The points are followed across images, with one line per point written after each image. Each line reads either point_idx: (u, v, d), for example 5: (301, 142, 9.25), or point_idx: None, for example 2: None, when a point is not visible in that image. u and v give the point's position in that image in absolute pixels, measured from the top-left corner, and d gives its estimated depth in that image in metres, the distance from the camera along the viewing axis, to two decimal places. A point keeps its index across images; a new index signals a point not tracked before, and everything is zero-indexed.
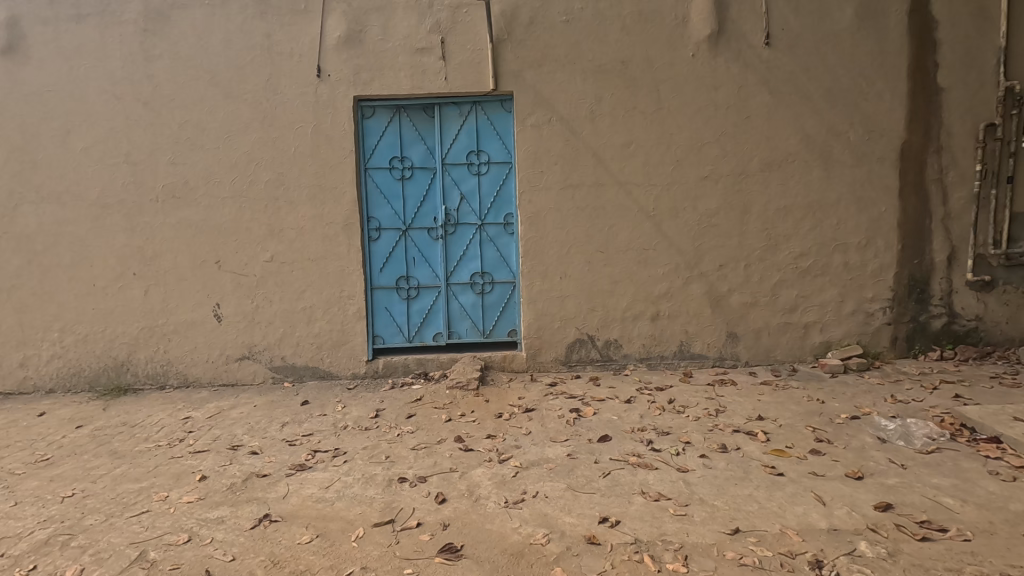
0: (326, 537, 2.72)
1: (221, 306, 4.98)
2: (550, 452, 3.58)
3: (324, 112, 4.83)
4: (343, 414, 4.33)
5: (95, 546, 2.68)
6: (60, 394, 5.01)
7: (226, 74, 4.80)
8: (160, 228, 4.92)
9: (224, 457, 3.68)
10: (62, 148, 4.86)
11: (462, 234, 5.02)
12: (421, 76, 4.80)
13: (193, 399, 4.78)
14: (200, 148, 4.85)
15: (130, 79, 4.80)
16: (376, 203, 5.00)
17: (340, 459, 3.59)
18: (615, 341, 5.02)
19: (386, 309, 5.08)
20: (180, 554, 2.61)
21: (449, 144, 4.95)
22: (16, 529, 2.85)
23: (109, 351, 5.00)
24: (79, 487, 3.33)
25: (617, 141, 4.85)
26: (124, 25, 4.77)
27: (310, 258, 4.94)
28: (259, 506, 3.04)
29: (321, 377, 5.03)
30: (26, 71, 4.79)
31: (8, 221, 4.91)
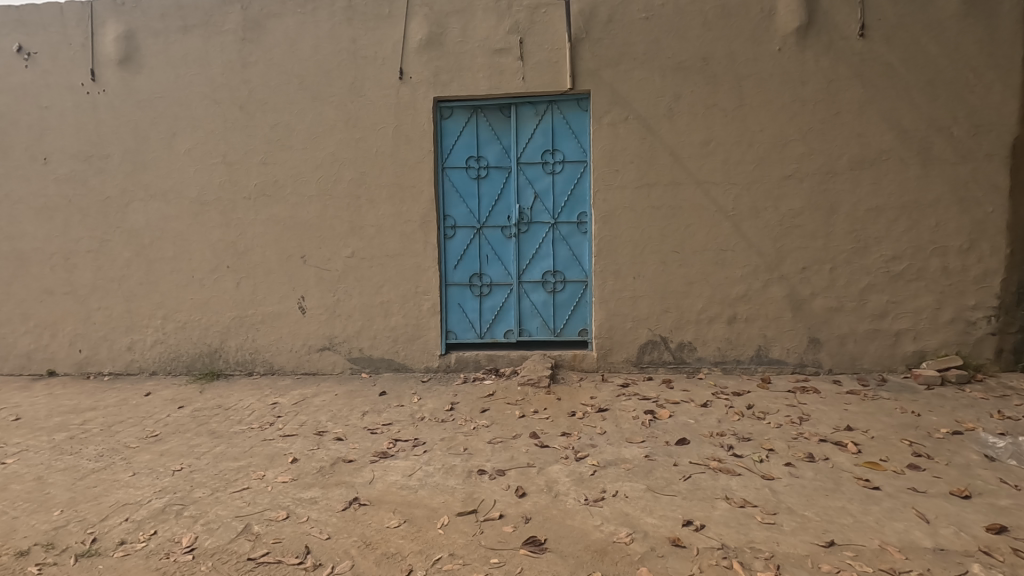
0: (413, 522, 2.83)
1: (305, 298, 5.24)
2: (626, 452, 3.56)
3: (405, 113, 4.99)
4: (419, 406, 4.46)
5: (205, 517, 2.90)
6: (161, 376, 5.44)
7: (314, 77, 5.05)
8: (252, 224, 5.24)
9: (312, 442, 3.87)
10: (168, 150, 5.26)
11: (534, 232, 5.05)
12: (499, 76, 4.88)
13: (279, 385, 5.07)
14: (289, 149, 5.13)
15: (229, 84, 5.14)
16: (452, 202, 5.12)
17: (420, 449, 3.70)
18: (689, 344, 4.92)
19: (459, 305, 5.18)
20: (281, 529, 2.78)
21: (524, 143, 5.00)
22: (137, 497, 3.13)
23: (204, 338, 5.38)
24: (186, 462, 3.61)
25: (696, 139, 4.74)
26: (224, 35, 5.11)
27: (388, 254, 5.13)
28: (348, 489, 3.19)
29: (396, 369, 5.20)
30: (139, 79, 5.23)
31: (120, 216, 5.37)
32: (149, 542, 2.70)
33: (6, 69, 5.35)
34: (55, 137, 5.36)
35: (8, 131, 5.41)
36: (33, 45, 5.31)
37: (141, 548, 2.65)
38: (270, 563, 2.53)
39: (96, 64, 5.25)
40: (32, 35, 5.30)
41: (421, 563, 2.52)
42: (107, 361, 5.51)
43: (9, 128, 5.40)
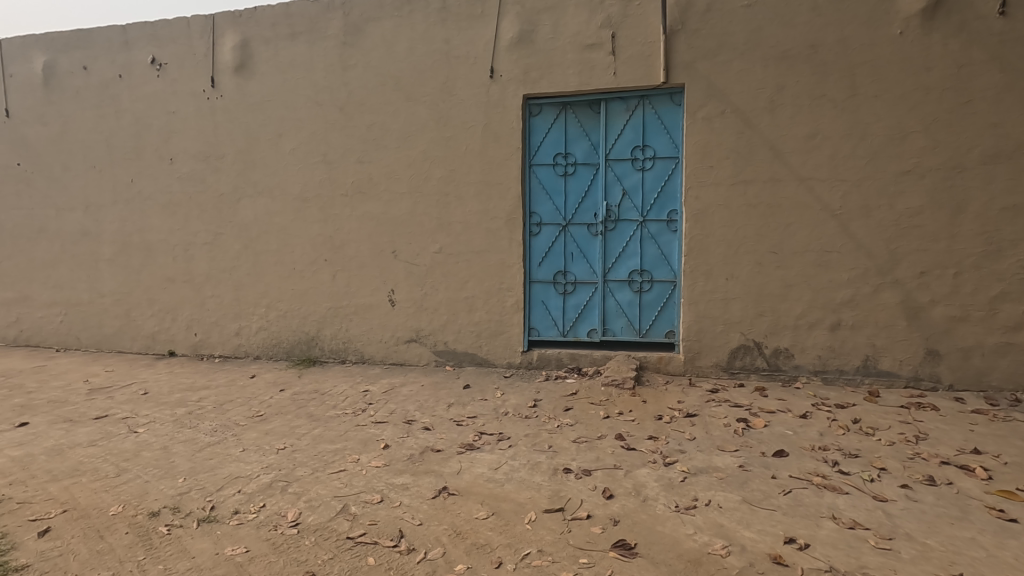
0: (500, 515, 2.86)
1: (394, 291, 5.45)
2: (718, 461, 3.40)
3: (494, 111, 5.05)
4: (503, 401, 4.50)
5: (307, 494, 3.09)
6: (263, 360, 5.86)
7: (409, 78, 5.22)
8: (348, 220, 5.51)
9: (401, 429, 4.02)
10: (275, 149, 5.64)
11: (622, 230, 4.94)
12: (589, 72, 4.81)
13: (369, 374, 5.31)
14: (384, 148, 5.34)
15: (330, 87, 5.43)
16: (538, 199, 5.11)
17: (505, 444, 3.73)
18: (785, 350, 4.63)
19: (543, 303, 5.17)
20: (376, 512, 2.90)
21: (613, 140, 4.91)
22: (247, 471, 3.39)
23: (302, 326, 5.73)
24: (287, 442, 3.85)
25: (800, 133, 4.45)
26: (327, 40, 5.39)
27: (474, 251, 5.21)
28: (437, 478, 3.27)
29: (478, 363, 5.29)
30: (252, 84, 5.64)
31: (233, 211, 5.82)
32: (259, 514, 2.90)
33: (141, 79, 5.96)
34: (179, 139, 5.91)
35: (141, 134, 6.02)
36: (164, 57, 5.87)
37: (253, 519, 2.86)
38: (367, 543, 2.64)
39: (215, 72, 5.72)
40: (162, 47, 5.87)
41: (510, 556, 2.53)
42: (217, 345, 6.00)
43: (143, 132, 6.01)
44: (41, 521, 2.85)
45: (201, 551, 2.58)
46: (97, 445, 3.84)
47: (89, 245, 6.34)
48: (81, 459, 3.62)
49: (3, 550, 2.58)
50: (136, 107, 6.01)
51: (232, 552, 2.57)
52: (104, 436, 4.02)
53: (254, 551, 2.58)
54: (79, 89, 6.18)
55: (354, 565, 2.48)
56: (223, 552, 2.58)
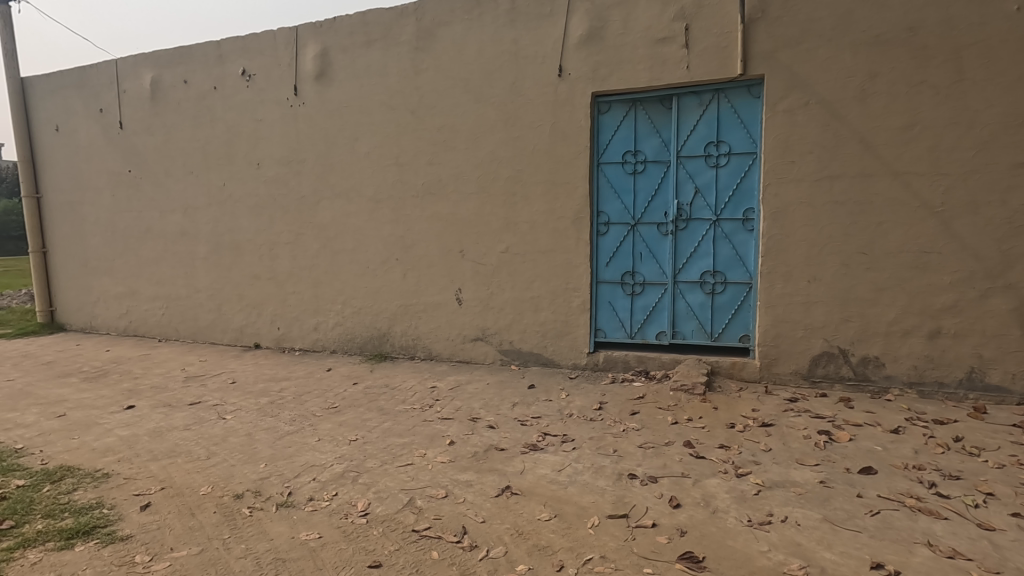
0: (563, 518, 2.83)
1: (462, 290, 5.54)
2: (796, 475, 3.20)
3: (562, 110, 5.01)
4: (568, 402, 4.46)
5: (376, 486, 3.20)
6: (339, 354, 6.14)
7: (478, 80, 5.28)
8: (418, 220, 5.66)
9: (467, 427, 4.08)
10: (351, 153, 5.89)
11: (694, 230, 4.76)
12: (661, 66, 4.66)
13: (437, 370, 5.43)
14: (453, 149, 5.44)
15: (403, 92, 5.59)
16: (606, 198, 5.02)
17: (569, 446, 3.70)
18: (875, 359, 4.29)
19: (610, 303, 5.08)
20: (440, 507, 2.96)
21: (686, 136, 4.73)
22: (321, 460, 3.56)
23: (374, 322, 5.96)
24: (359, 434, 4.02)
25: (895, 124, 4.10)
26: (400, 46, 5.56)
27: (540, 251, 5.21)
28: (500, 477, 3.29)
29: (543, 364, 5.27)
30: (330, 92, 5.92)
31: (313, 212, 6.14)
32: (331, 502, 3.04)
33: (233, 90, 6.41)
34: (266, 145, 6.30)
35: (232, 141, 6.48)
36: (253, 68, 6.28)
37: (325, 506, 3.00)
38: (432, 537, 2.69)
39: (298, 81, 6.05)
40: (252, 59, 6.27)
41: (572, 560, 2.50)
42: (298, 338, 6.36)
43: (234, 139, 6.47)
44: (143, 496, 3.13)
45: (278, 534, 2.74)
46: (191, 429, 4.17)
47: (187, 245, 6.91)
48: (177, 441, 3.94)
49: (111, 520, 2.86)
50: (228, 116, 6.47)
51: (306, 537, 2.70)
52: (197, 420, 4.36)
53: (326, 538, 2.70)
54: (180, 101, 6.73)
55: (418, 558, 2.53)
56: (299, 536, 2.72)
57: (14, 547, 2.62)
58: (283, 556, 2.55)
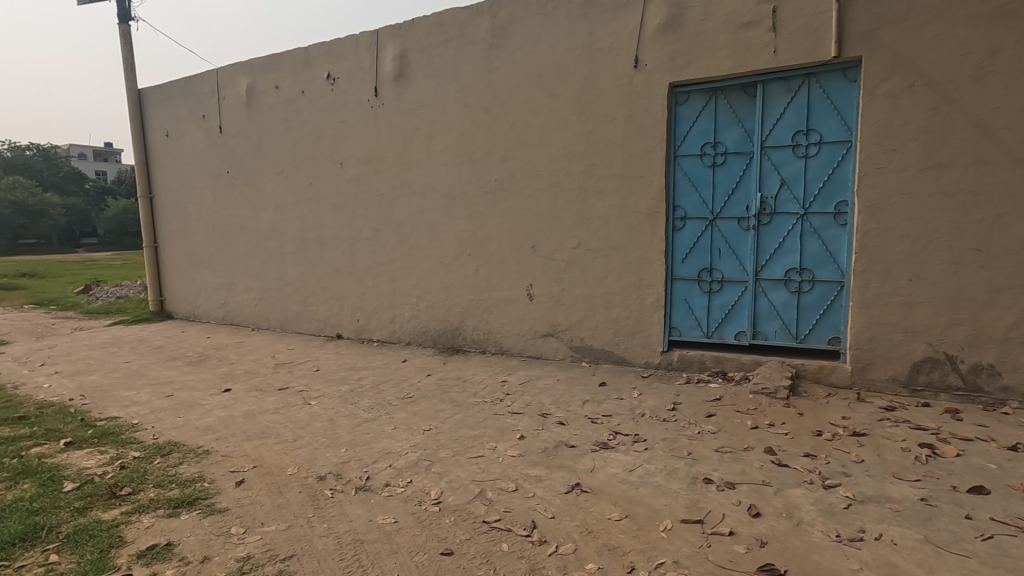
0: (634, 519, 2.77)
1: (533, 286, 5.55)
2: (893, 490, 2.95)
3: (638, 102, 4.89)
4: (640, 401, 4.36)
5: (448, 475, 3.28)
6: (413, 346, 6.35)
7: (551, 75, 5.26)
8: (491, 216, 5.73)
9: (537, 422, 4.09)
10: (427, 151, 6.05)
11: (778, 224, 4.49)
12: (745, 52, 4.43)
13: (507, 365, 5.49)
14: (526, 145, 5.45)
15: (477, 89, 5.67)
16: (683, 192, 4.85)
17: (640, 446, 3.62)
18: (988, 368, 3.87)
19: (686, 301, 4.91)
20: (510, 500, 2.99)
21: (771, 125, 4.47)
22: (397, 448, 3.70)
23: (447, 316, 6.10)
24: (432, 424, 4.13)
25: (1019, 105, 3.67)
26: (475, 44, 5.63)
27: (613, 246, 5.12)
28: (570, 474, 3.28)
29: (615, 361, 5.19)
30: (408, 92, 6.10)
31: (391, 209, 6.38)
32: (406, 488, 3.15)
33: (319, 93, 6.76)
34: (348, 145, 6.61)
35: (318, 142, 6.84)
36: (337, 72, 6.59)
37: (401, 492, 3.11)
38: (502, 529, 2.72)
39: (378, 82, 6.29)
40: (336, 63, 6.58)
41: (643, 563, 2.44)
42: (376, 330, 6.63)
43: (319, 140, 6.83)
44: (238, 472, 3.39)
45: (357, 516, 2.87)
46: (279, 413, 4.47)
47: (277, 240, 7.38)
48: (268, 424, 4.23)
49: (211, 493, 3.13)
50: (314, 118, 6.84)
51: (383, 521, 2.82)
52: (285, 405, 4.67)
53: (401, 523, 2.80)
54: (272, 106, 7.19)
55: (489, 549, 2.57)
56: (376, 519, 2.84)
57: (131, 512, 2.92)
58: (361, 537, 2.68)
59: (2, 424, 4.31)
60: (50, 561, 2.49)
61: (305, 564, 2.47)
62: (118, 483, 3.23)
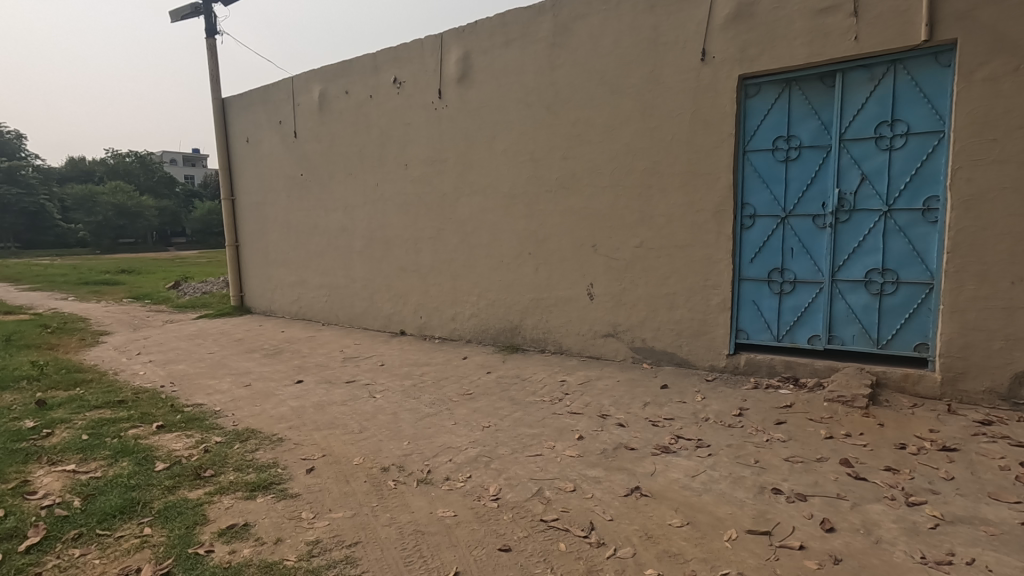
0: (696, 527, 2.69)
1: (593, 285, 5.50)
2: (989, 511, 2.71)
3: (704, 96, 4.72)
4: (704, 406, 4.22)
5: (507, 472, 3.31)
6: (474, 343, 6.44)
7: (614, 72, 5.18)
8: (551, 215, 5.72)
9: (596, 423, 4.05)
10: (488, 151, 6.12)
11: (858, 222, 4.21)
12: (822, 39, 4.18)
13: (567, 364, 5.46)
14: (587, 143, 5.40)
15: (539, 88, 5.67)
16: (753, 188, 4.65)
17: (704, 451, 3.50)
18: None
19: (754, 302, 4.71)
20: (568, 500, 2.98)
21: (851, 117, 4.21)
22: (457, 443, 3.77)
23: (507, 315, 6.15)
24: (492, 421, 4.18)
25: None
26: (537, 43, 5.63)
27: (677, 245, 4.98)
28: (630, 477, 3.22)
29: (678, 364, 5.05)
30: (471, 93, 6.19)
31: (453, 208, 6.50)
32: (465, 483, 3.21)
33: (386, 97, 6.99)
34: (413, 147, 6.79)
35: (384, 145, 7.07)
36: (403, 76, 6.78)
37: (460, 487, 3.17)
38: (559, 528, 2.72)
39: (442, 85, 6.42)
40: (402, 67, 6.77)
41: (705, 572, 2.37)
42: (437, 327, 6.79)
43: (385, 142, 7.06)
44: (308, 460, 3.57)
45: (419, 508, 2.95)
46: (347, 405, 4.66)
47: (346, 239, 7.70)
48: (336, 415, 4.43)
49: (284, 479, 3.31)
50: (382, 121, 7.08)
51: (442, 513, 2.88)
52: (351, 397, 4.87)
53: (460, 516, 2.86)
54: (342, 111, 7.50)
55: (546, 547, 2.57)
56: (436, 512, 2.91)
57: (213, 493, 3.14)
58: (422, 528, 2.75)
59: (105, 407, 4.75)
60: (144, 533, 2.73)
61: (369, 551, 2.57)
62: (202, 465, 3.48)
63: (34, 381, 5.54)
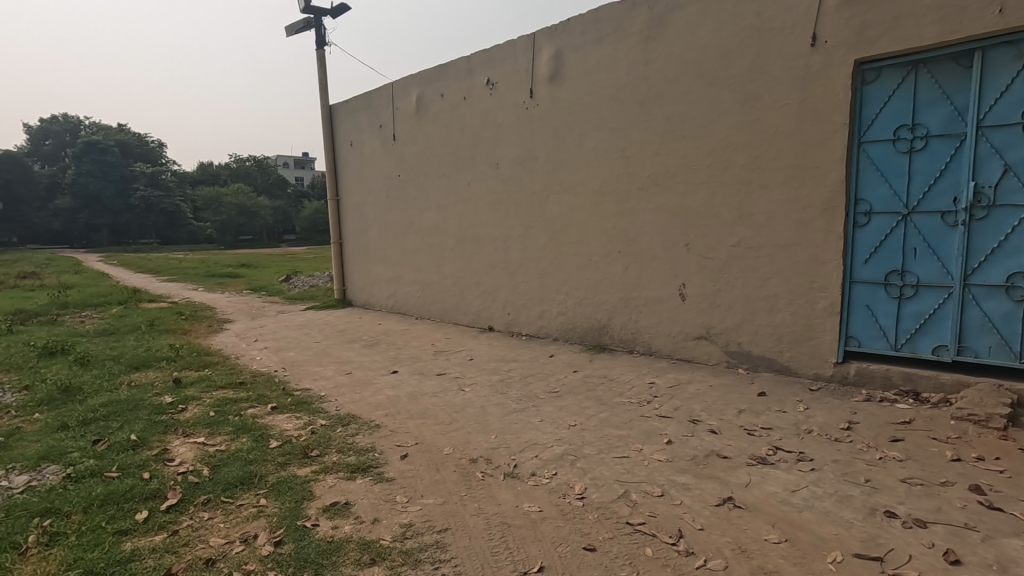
0: (796, 545, 2.53)
1: (686, 286, 5.31)
2: None
3: (814, 85, 4.40)
4: (806, 416, 3.95)
5: (592, 472, 3.30)
6: (560, 341, 6.46)
7: (713, 63, 4.95)
8: (642, 213, 5.59)
9: (686, 428, 3.91)
10: (578, 148, 6.09)
11: (999, 219, 3.73)
12: (958, 15, 3.72)
13: (656, 366, 5.32)
14: (682, 138, 5.22)
15: (632, 83, 5.55)
16: (869, 183, 4.26)
17: (806, 465, 3.28)
18: None
19: (868, 307, 4.32)
20: (655, 505, 2.91)
21: (992, 100, 3.73)
22: (543, 440, 3.81)
23: (595, 314, 6.10)
24: (578, 420, 4.18)
25: None
26: (631, 37, 5.51)
27: (779, 245, 4.68)
28: (722, 486, 3.09)
29: (778, 370, 4.76)
30: (562, 91, 6.19)
31: (542, 207, 6.54)
32: (551, 480, 3.24)
33: (479, 98, 7.16)
34: (504, 146, 6.91)
35: (477, 145, 7.26)
36: (495, 76, 6.91)
37: (546, 483, 3.20)
38: (646, 533, 2.66)
39: (533, 84, 6.47)
40: (495, 68, 6.91)
41: None
42: (525, 324, 6.87)
43: (478, 142, 7.24)
44: (402, 447, 3.77)
45: (505, 501, 3.02)
46: (438, 396, 4.86)
47: (439, 237, 8.00)
48: (427, 405, 4.63)
49: (380, 463, 3.52)
50: (474, 122, 7.26)
51: (528, 508, 2.93)
52: (442, 389, 5.06)
53: (546, 512, 2.89)
54: (438, 113, 7.79)
55: (632, 551, 2.53)
56: (522, 506, 2.96)
57: (319, 471, 3.40)
58: (508, 521, 2.81)
59: (228, 387, 5.30)
60: (260, 504, 3.01)
61: (457, 537, 2.66)
62: (309, 445, 3.78)
63: (172, 361, 6.29)
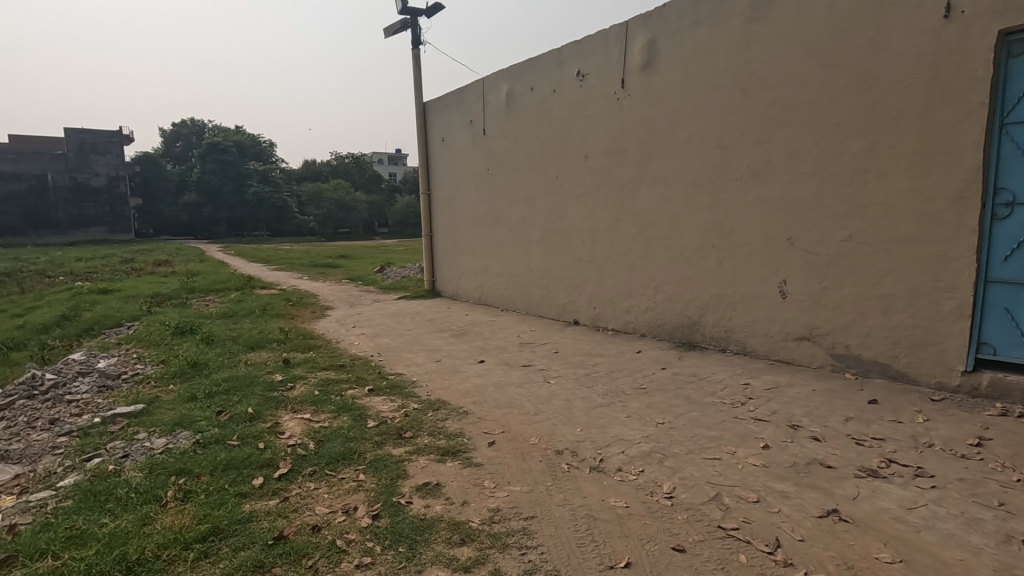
0: (912, 567, 2.31)
1: (787, 282, 4.99)
2: None
3: (946, 61, 3.94)
4: (926, 429, 3.58)
5: (681, 472, 3.21)
6: (648, 337, 6.31)
7: (825, 42, 4.59)
8: (739, 205, 5.32)
9: (785, 433, 3.69)
10: (671, 139, 5.89)
11: None
12: None
13: (752, 366, 5.05)
14: (787, 125, 4.89)
15: (733, 68, 5.27)
16: (1013, 169, 3.76)
17: (925, 482, 2.98)
18: None
19: (1007, 310, 3.82)
20: (750, 511, 2.78)
21: None
22: (629, 436, 3.75)
23: (685, 310, 5.90)
24: (666, 418, 4.07)
25: None
26: (732, 19, 5.23)
27: (898, 239, 4.27)
28: (826, 497, 2.89)
29: (892, 377, 4.35)
30: (655, 80, 6.01)
31: (632, 199, 6.40)
32: (638, 477, 3.18)
33: (569, 91, 7.11)
34: (593, 138, 6.83)
35: (565, 137, 7.24)
36: (586, 68, 6.83)
37: (633, 480, 3.15)
38: (740, 539, 2.55)
39: (625, 74, 6.33)
40: (585, 59, 6.82)
41: None
42: (611, 319, 6.79)
43: (567, 135, 7.21)
44: (489, 434, 3.86)
45: (591, 494, 3.01)
46: (523, 387, 4.92)
47: (526, 230, 8.07)
48: (513, 395, 4.71)
49: (468, 448, 3.63)
50: (563, 115, 7.24)
51: (615, 503, 2.91)
52: (528, 380, 5.13)
53: (633, 509, 2.85)
54: (527, 107, 7.84)
55: (724, 557, 2.44)
56: (608, 501, 2.94)
57: (411, 452, 3.58)
58: (594, 514, 2.81)
59: (329, 369, 5.70)
60: (359, 478, 3.22)
61: (543, 526, 2.70)
62: (403, 427, 3.98)
63: (281, 343, 6.85)
